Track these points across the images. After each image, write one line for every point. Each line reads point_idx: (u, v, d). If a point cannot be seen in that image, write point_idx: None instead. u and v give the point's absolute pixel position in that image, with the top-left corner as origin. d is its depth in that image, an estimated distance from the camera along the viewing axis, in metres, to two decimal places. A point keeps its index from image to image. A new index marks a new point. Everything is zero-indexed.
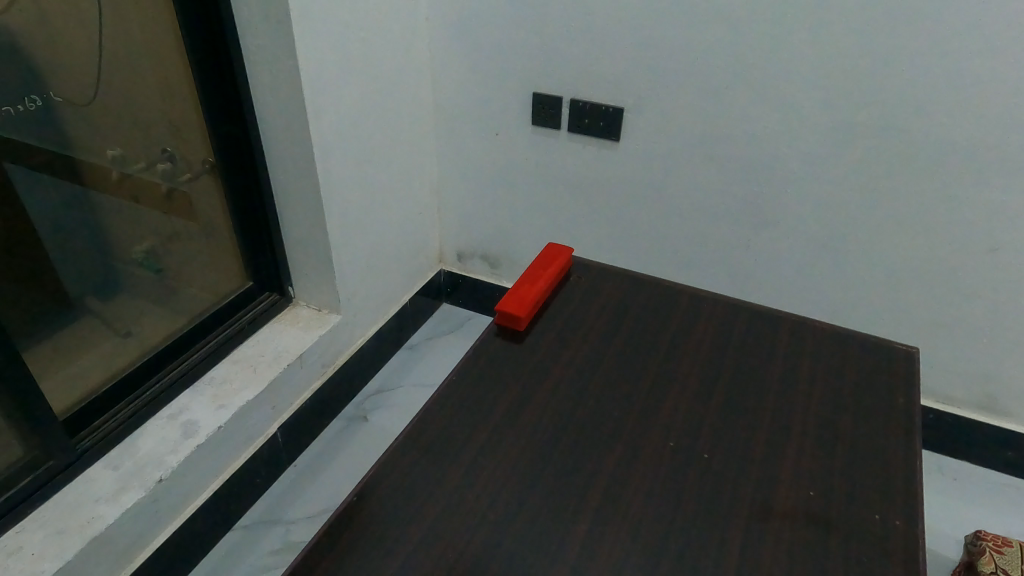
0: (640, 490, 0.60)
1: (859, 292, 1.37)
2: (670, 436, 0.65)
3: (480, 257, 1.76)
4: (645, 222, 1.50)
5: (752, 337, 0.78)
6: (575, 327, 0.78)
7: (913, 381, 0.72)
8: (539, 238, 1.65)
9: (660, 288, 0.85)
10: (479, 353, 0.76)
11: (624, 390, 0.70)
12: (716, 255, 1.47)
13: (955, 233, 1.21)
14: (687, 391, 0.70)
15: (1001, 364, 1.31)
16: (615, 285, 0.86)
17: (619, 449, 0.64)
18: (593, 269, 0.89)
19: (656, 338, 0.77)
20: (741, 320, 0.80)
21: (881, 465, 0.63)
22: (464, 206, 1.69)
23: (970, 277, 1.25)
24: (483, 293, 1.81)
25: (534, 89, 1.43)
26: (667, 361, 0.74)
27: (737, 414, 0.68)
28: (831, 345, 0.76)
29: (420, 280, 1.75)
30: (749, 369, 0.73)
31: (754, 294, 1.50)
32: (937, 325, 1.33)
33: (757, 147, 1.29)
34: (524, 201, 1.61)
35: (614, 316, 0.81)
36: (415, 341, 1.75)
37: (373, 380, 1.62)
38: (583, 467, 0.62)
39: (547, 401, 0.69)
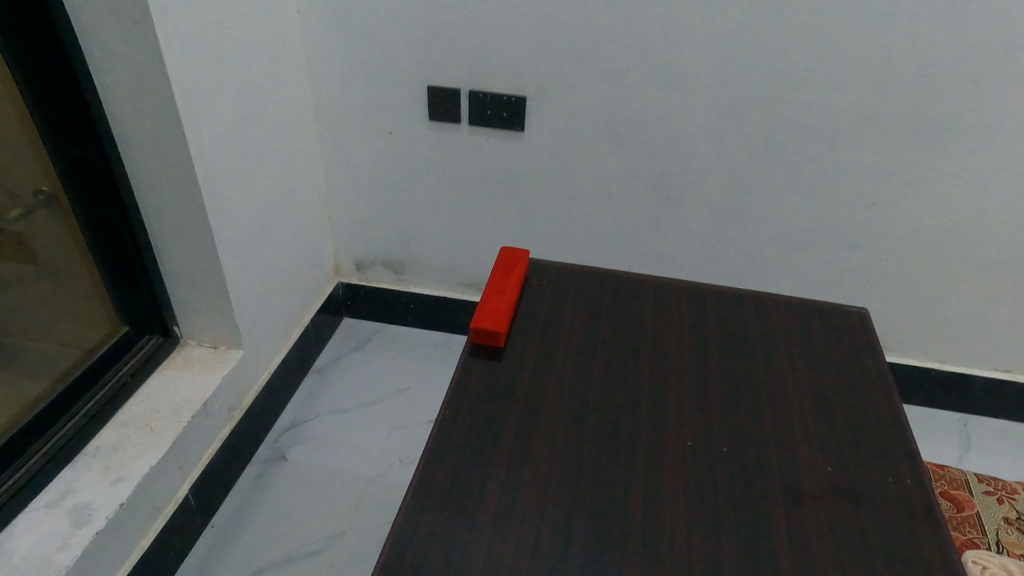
0: (675, 499, 0.58)
1: (759, 256, 1.46)
2: (686, 438, 0.64)
3: (382, 264, 1.65)
4: (557, 210, 1.48)
5: (726, 319, 0.79)
6: (555, 334, 0.75)
7: (874, 339, 0.77)
8: (446, 237, 1.57)
9: (625, 280, 0.84)
10: (464, 378, 0.69)
11: (627, 395, 0.68)
12: (627, 237, 1.49)
13: (842, 191, 1.33)
14: (685, 386, 0.69)
15: (881, 306, 1.47)
16: (580, 283, 0.83)
17: (641, 460, 0.61)
18: (553, 267, 0.85)
19: (638, 335, 0.76)
20: (709, 302, 0.81)
21: (878, 427, 0.66)
22: (358, 212, 1.57)
23: (853, 230, 1.37)
24: (389, 302, 1.70)
25: (428, 82, 1.35)
26: (656, 358, 0.73)
27: (739, 402, 0.68)
28: (796, 315, 0.80)
29: (318, 298, 1.61)
30: (733, 354, 0.74)
31: (664, 270, 1.53)
32: (829, 277, 1.45)
33: (659, 127, 1.32)
34: (426, 200, 1.52)
35: (589, 315, 0.78)
36: (323, 364, 1.60)
37: (284, 414, 1.46)
38: (613, 486, 0.59)
39: (555, 421, 0.64)
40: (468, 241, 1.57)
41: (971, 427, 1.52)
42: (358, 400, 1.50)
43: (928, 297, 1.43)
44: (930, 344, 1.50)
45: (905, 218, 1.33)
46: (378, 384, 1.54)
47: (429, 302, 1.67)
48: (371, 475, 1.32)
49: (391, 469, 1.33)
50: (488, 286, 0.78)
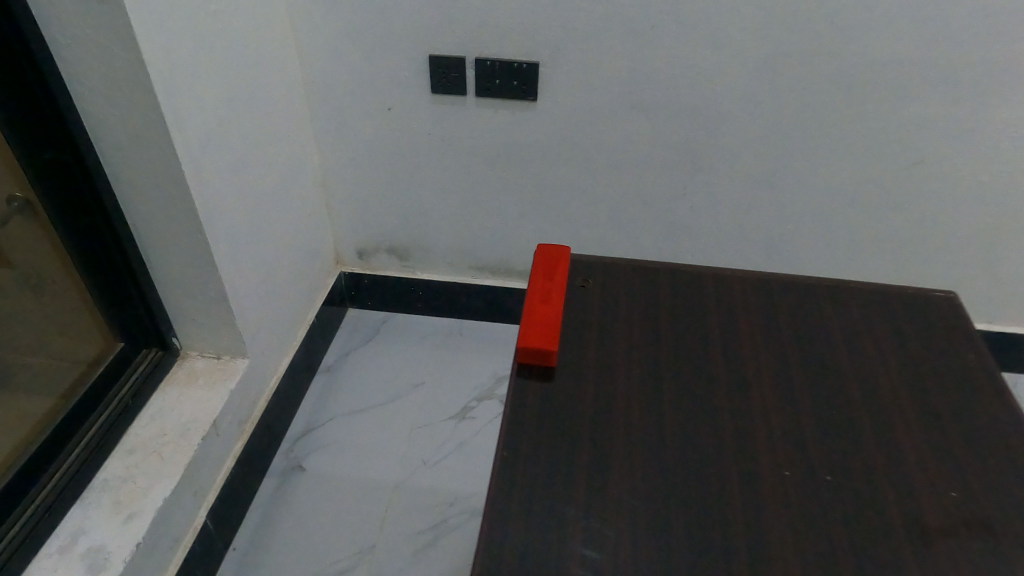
0: (781, 547, 0.51)
1: (793, 228, 1.33)
2: (780, 469, 0.56)
3: (386, 251, 1.54)
4: (573, 184, 1.35)
5: (800, 316, 0.70)
6: (613, 348, 0.66)
7: (970, 329, 0.68)
8: (454, 221, 1.45)
9: (680, 276, 0.75)
10: (520, 407, 0.61)
11: (706, 419, 0.60)
12: (650, 213, 1.36)
13: (888, 148, 1.20)
14: (767, 404, 0.61)
15: (926, 268, 1.35)
16: (631, 283, 0.74)
17: (735, 500, 0.54)
18: (597, 266, 0.76)
19: (706, 344, 0.67)
20: (779, 296, 0.72)
21: (994, 439, 0.58)
22: (358, 197, 1.45)
23: (899, 192, 1.25)
24: (395, 291, 1.60)
25: (430, 51, 1.22)
26: (731, 368, 0.64)
27: (832, 420, 0.60)
28: (877, 305, 0.71)
29: (321, 292, 1.51)
30: (815, 359, 0.65)
31: (690, 245, 1.39)
32: (871, 241, 1.32)
33: (686, 89, 1.19)
34: (431, 181, 1.40)
35: (646, 323, 0.69)
36: (333, 362, 1.51)
37: (298, 419, 1.38)
38: (707, 535, 0.51)
39: (629, 458, 0.56)
40: (476, 223, 1.45)
41: (1020, 389, 1.43)
42: (373, 400, 1.41)
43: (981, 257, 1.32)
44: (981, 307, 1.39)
45: (960, 175, 1.21)
46: (392, 380, 1.46)
47: (439, 289, 1.57)
48: (395, 481, 1.24)
49: (416, 472, 1.26)
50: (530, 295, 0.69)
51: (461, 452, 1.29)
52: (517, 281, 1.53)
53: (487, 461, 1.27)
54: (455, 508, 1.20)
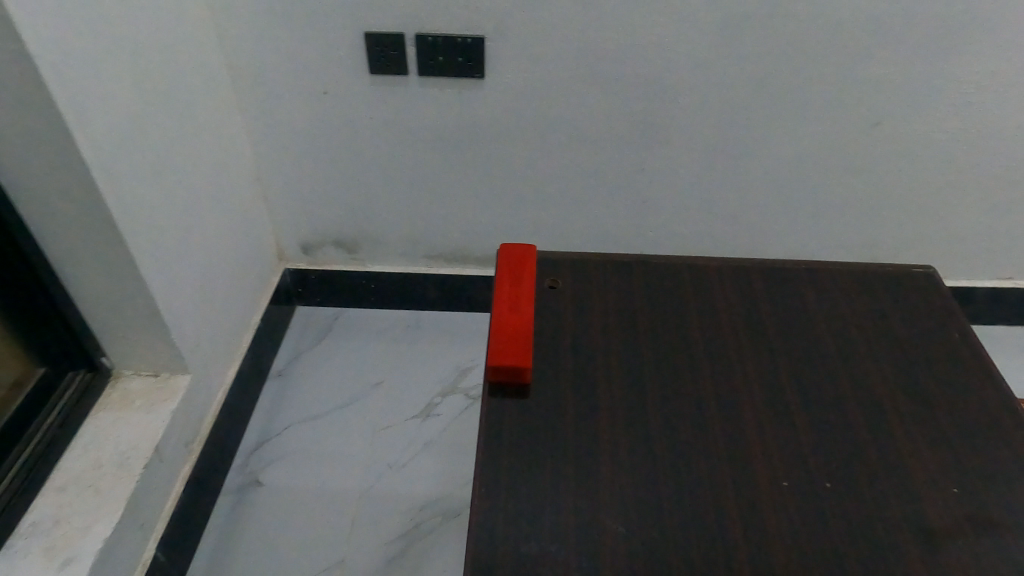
0: (789, 563, 0.47)
1: (753, 198, 1.30)
2: (780, 474, 0.52)
3: (332, 244, 1.45)
4: (527, 164, 1.29)
5: (780, 302, 0.67)
6: (591, 353, 0.61)
7: (951, 305, 0.67)
8: (403, 209, 1.37)
9: (653, 267, 0.70)
10: (495, 428, 0.55)
11: (695, 426, 0.56)
12: (609, 189, 1.31)
13: (847, 112, 1.18)
14: (757, 404, 0.58)
15: (882, 230, 1.32)
16: (603, 278, 0.69)
17: (737, 514, 0.50)
18: (565, 262, 0.70)
19: (688, 341, 0.63)
20: (757, 282, 0.69)
21: (988, 424, 0.56)
22: (297, 189, 1.35)
23: (861, 157, 1.23)
24: (346, 285, 1.51)
25: (365, 27, 1.12)
26: (715, 367, 0.61)
27: (826, 415, 0.57)
28: (857, 285, 0.69)
29: (265, 293, 1.41)
30: (802, 349, 0.62)
31: (649, 221, 1.36)
32: (825, 205, 1.29)
33: (640, 58, 1.14)
34: (376, 167, 1.31)
35: (624, 322, 0.64)
36: (284, 365, 1.42)
37: (250, 431, 1.29)
38: (711, 556, 0.47)
39: (620, 477, 0.52)
40: (427, 210, 1.37)
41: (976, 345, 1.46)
42: (331, 402, 1.34)
43: (934, 217, 1.30)
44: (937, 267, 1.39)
45: (918, 137, 1.19)
46: (350, 379, 1.38)
47: (392, 280, 1.49)
48: (361, 488, 1.18)
49: (383, 477, 1.20)
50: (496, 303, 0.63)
51: (428, 452, 1.23)
52: (474, 268, 1.46)
53: (456, 458, 1.22)
54: (426, 512, 1.15)
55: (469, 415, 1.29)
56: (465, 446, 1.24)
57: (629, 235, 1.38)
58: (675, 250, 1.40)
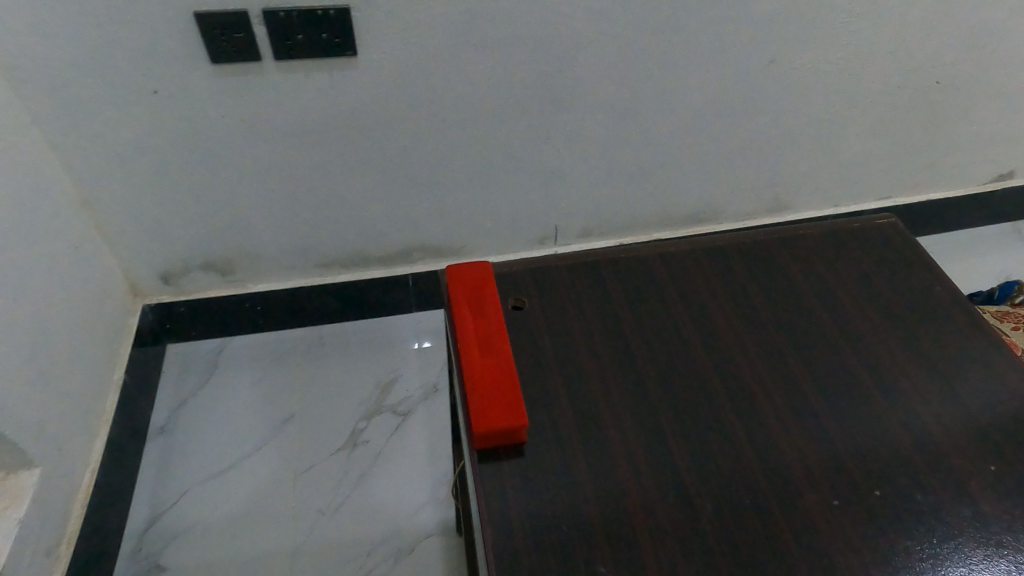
0: (787, 517, 0.52)
1: (662, 153, 1.24)
2: (768, 434, 0.58)
3: (199, 268, 1.23)
4: (420, 147, 1.13)
5: (769, 280, 0.71)
6: (618, 373, 0.62)
7: (922, 257, 0.74)
8: (280, 216, 1.18)
9: (650, 260, 0.73)
10: (545, 489, 0.54)
11: (735, 431, 0.58)
12: (516, 161, 1.19)
13: (747, 56, 1.12)
14: (778, 396, 0.61)
15: (795, 168, 1.33)
16: (604, 283, 0.70)
17: (737, 479, 0.55)
18: (543, 264, 0.72)
19: (671, 323, 0.67)
20: (743, 261, 0.73)
21: (951, 364, 0.63)
22: (141, 211, 1.11)
23: (763, 99, 1.19)
24: (226, 312, 1.30)
25: (197, 8, 0.90)
26: (729, 357, 0.64)
27: (800, 371, 0.63)
28: (833, 248, 0.75)
29: (124, 340, 1.18)
30: (799, 325, 0.67)
31: (562, 190, 1.26)
32: (739, 151, 1.27)
33: (533, 18, 1.00)
34: (241, 173, 1.10)
35: (608, 316, 0.67)
36: (166, 420, 1.20)
37: (138, 506, 1.08)
38: (719, 522, 0.52)
39: (627, 468, 0.55)
40: (311, 213, 1.18)
41: None
42: (235, 452, 1.14)
43: (824, 149, 1.31)
44: (840, 196, 1.41)
45: (814, 74, 1.17)
46: (252, 421, 1.19)
47: (281, 297, 1.29)
48: (291, 546, 1.02)
49: (316, 527, 1.04)
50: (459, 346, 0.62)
51: (363, 486, 1.09)
52: (377, 269, 1.31)
53: (395, 488, 1.09)
54: (377, 555, 1.01)
55: (402, 435, 1.16)
56: (404, 471, 1.11)
57: (540, 209, 1.28)
58: (589, 217, 1.32)
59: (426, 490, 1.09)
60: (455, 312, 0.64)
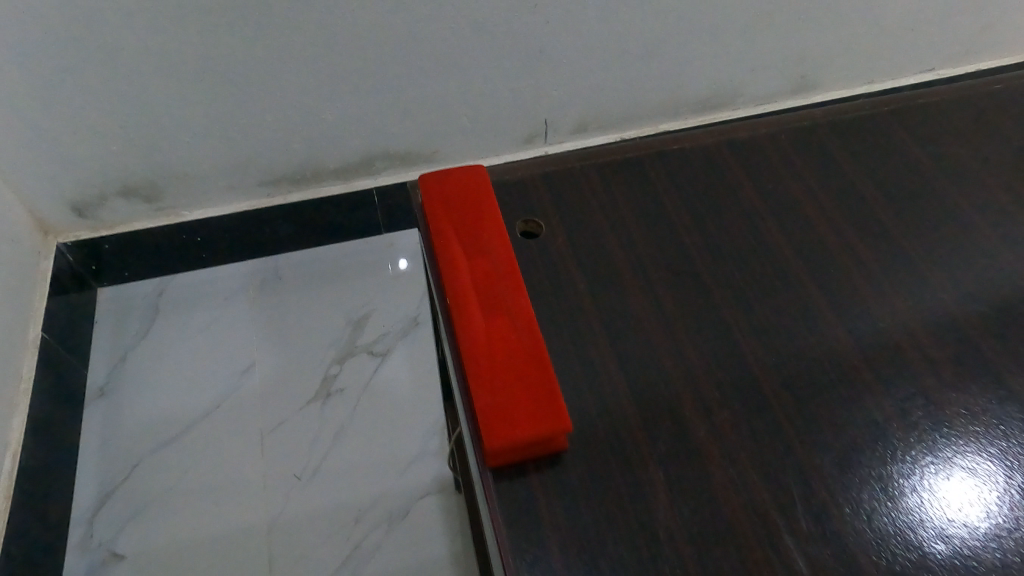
0: (857, 413, 0.49)
1: (679, 22, 0.97)
2: (830, 383, 0.51)
3: (119, 194, 1.00)
4: (373, 26, 0.87)
5: (825, 162, 0.67)
6: (673, 268, 0.59)
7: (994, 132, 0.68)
8: (207, 122, 0.93)
9: (702, 151, 0.69)
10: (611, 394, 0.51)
11: (800, 328, 0.54)
12: (496, 40, 0.93)
13: None
14: (842, 289, 0.57)
15: (836, 38, 1.06)
16: (656, 177, 0.66)
17: (806, 447, 0.48)
18: (553, 166, 0.67)
19: (693, 230, 0.62)
20: (800, 145, 0.69)
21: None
22: (29, 127, 0.88)
23: None
24: (161, 247, 1.08)
25: None
26: (788, 249, 0.60)
27: (842, 289, 0.57)
28: (894, 127, 0.70)
29: (38, 288, 0.96)
30: (857, 212, 0.63)
31: (553, 76, 1.01)
32: (772, 18, 0.99)
33: None
34: (144, 67, 0.84)
35: (624, 223, 0.62)
36: (106, 380, 1.00)
37: (83, 483, 0.90)
38: (789, 490, 0.46)
39: (669, 420, 0.50)
40: (245, 119, 0.94)
41: None
42: (191, 413, 0.97)
43: (874, 2, 1.02)
44: (883, 70, 1.15)
45: None
46: (207, 372, 1.01)
47: (227, 227, 1.09)
48: (267, 520, 0.87)
49: (293, 494, 0.90)
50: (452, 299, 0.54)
51: (344, 443, 0.94)
52: (334, 183, 1.10)
53: (380, 442, 0.94)
54: (366, 523, 0.87)
55: (382, 379, 1.00)
56: (389, 420, 0.96)
57: (527, 101, 1.04)
58: (584, 109, 1.08)
59: (416, 444, 0.94)
60: (446, 255, 0.56)
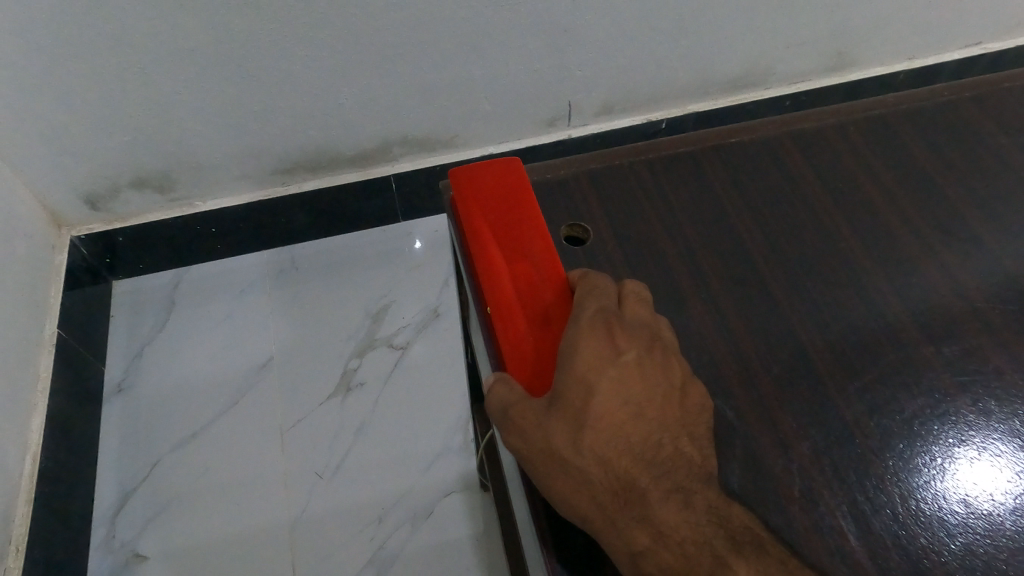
0: (913, 425, 0.48)
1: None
2: (921, 413, 0.49)
3: (131, 186, 0.97)
4: (391, 7, 0.82)
5: (865, 163, 0.66)
6: (712, 272, 0.58)
7: None
8: (220, 110, 0.90)
9: (738, 150, 0.69)
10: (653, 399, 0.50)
11: (843, 337, 0.53)
12: (520, 19, 0.88)
13: None
14: (887, 295, 0.55)
15: (880, 11, 1.00)
16: (690, 181, 0.66)
17: (902, 484, 0.46)
18: (599, 162, 0.67)
19: (733, 232, 0.61)
20: (837, 144, 0.68)
21: None
22: (38, 118, 0.85)
23: None
24: (175, 239, 1.06)
25: None
26: (827, 252, 0.59)
27: (902, 304, 0.55)
28: (937, 124, 0.68)
29: (53, 284, 0.94)
30: (899, 215, 0.61)
31: (579, 56, 0.96)
32: None
33: None
34: (154, 54, 0.81)
35: (676, 222, 0.62)
36: (124, 374, 0.99)
37: (103, 483, 0.89)
38: (854, 501, 0.45)
39: (738, 447, 0.48)
40: (258, 106, 0.91)
41: None
42: (210, 409, 0.95)
43: None
44: (927, 44, 1.09)
45: None
46: (224, 367, 0.99)
47: (242, 217, 1.06)
48: (289, 519, 0.86)
49: (315, 492, 0.88)
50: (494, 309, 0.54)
51: (365, 439, 0.92)
52: (351, 170, 1.06)
53: (400, 438, 0.92)
54: (390, 523, 0.85)
55: (403, 373, 0.98)
56: (411, 416, 0.94)
57: (551, 82, 1.00)
58: (610, 90, 1.04)
59: (438, 439, 0.92)
60: (486, 262, 0.56)
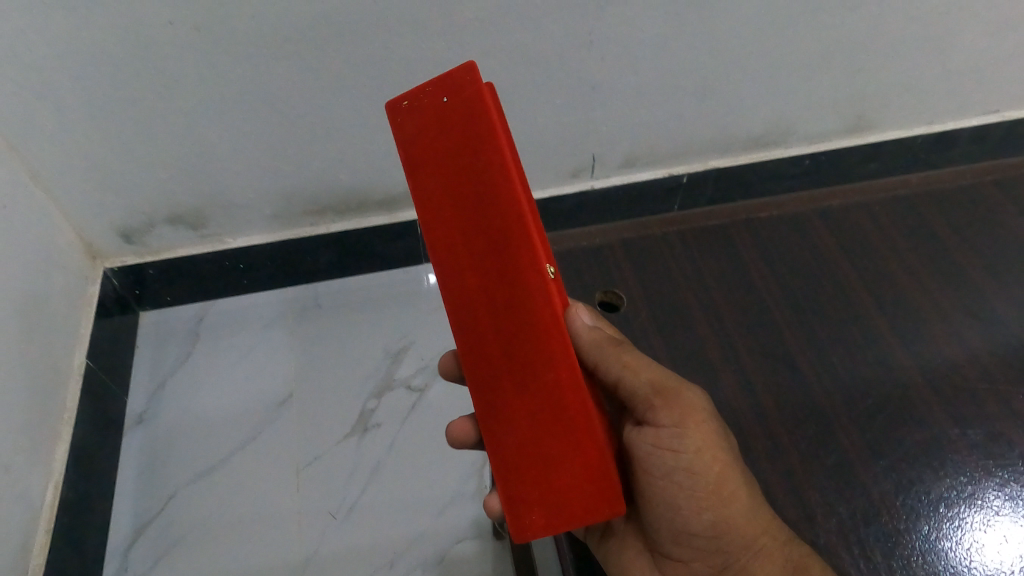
0: (922, 506, 0.60)
1: (735, 61, 0.95)
2: (945, 498, 0.60)
3: (166, 221, 1.01)
4: (424, 61, 0.86)
5: (859, 262, 0.82)
6: (727, 343, 0.74)
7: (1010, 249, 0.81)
8: (255, 150, 0.93)
9: (752, 241, 0.88)
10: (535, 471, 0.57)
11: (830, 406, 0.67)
12: (547, 75, 0.91)
13: None
14: (873, 379, 0.69)
15: (898, 78, 1.03)
16: (716, 262, 0.85)
17: (928, 563, 0.56)
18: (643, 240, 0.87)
19: (745, 307, 0.78)
20: (836, 243, 0.85)
21: None
22: (86, 154, 0.89)
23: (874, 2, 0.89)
24: (205, 274, 1.08)
25: None
26: (816, 330, 0.75)
27: (906, 397, 0.67)
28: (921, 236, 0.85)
29: (85, 313, 0.97)
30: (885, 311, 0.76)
31: (604, 110, 0.99)
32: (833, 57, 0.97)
33: None
34: (198, 98, 0.85)
35: (708, 298, 0.79)
36: (146, 406, 1.00)
37: (119, 513, 0.90)
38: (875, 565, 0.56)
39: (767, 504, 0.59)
40: (295, 149, 0.95)
41: None
42: (230, 444, 0.96)
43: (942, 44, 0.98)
44: (946, 110, 1.11)
45: None
46: (246, 402, 1.00)
47: (270, 255, 1.09)
48: (301, 558, 0.86)
49: (328, 532, 0.88)
50: (468, 293, 0.53)
51: (379, 480, 0.92)
52: (379, 214, 1.09)
53: (414, 482, 0.92)
54: (401, 567, 0.85)
55: (420, 416, 0.99)
56: (427, 459, 0.94)
57: (575, 135, 1.03)
58: (633, 144, 1.07)
59: (453, 483, 0.92)
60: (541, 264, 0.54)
